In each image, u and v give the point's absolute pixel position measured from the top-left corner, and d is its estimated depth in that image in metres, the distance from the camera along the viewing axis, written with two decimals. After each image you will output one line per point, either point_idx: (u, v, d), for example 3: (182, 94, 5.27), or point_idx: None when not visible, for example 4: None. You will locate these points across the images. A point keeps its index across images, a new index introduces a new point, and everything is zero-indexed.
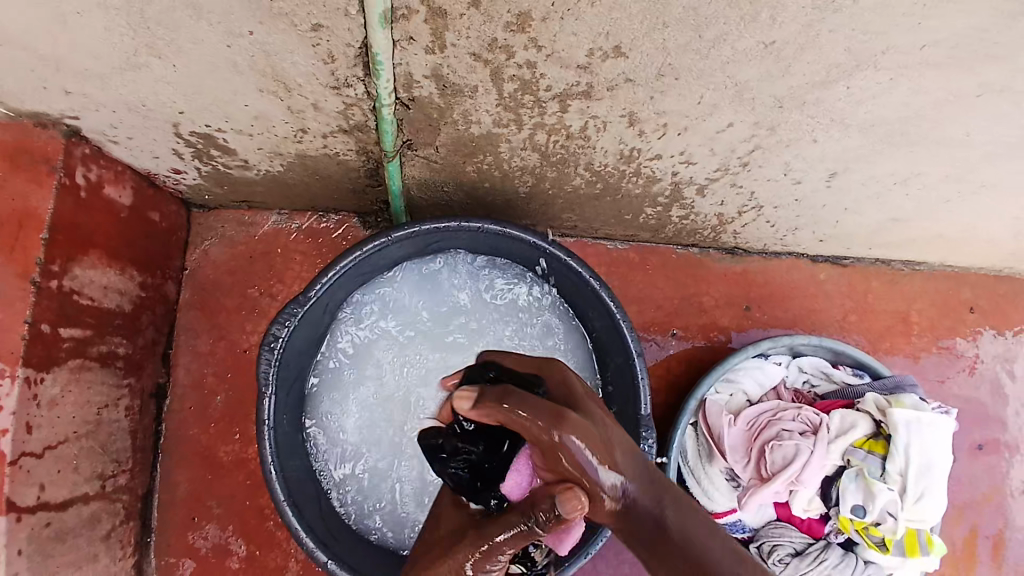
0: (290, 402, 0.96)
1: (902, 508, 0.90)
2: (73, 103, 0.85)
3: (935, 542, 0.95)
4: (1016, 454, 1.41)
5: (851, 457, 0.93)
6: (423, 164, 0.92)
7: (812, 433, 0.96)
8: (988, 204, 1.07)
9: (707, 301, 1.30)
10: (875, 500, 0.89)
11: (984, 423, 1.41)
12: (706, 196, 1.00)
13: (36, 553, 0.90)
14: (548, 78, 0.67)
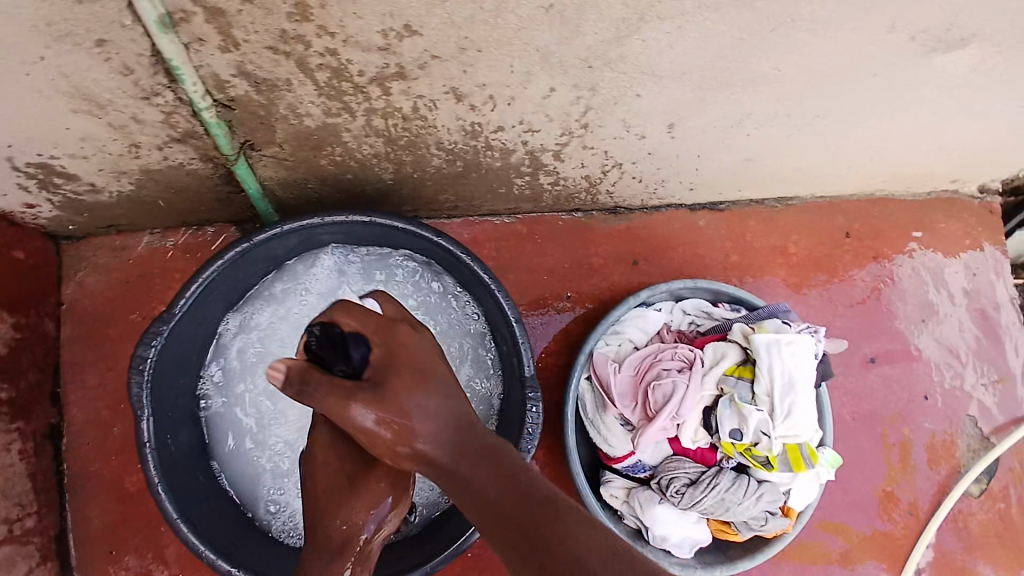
0: (174, 421, 0.96)
1: (773, 426, 0.95)
2: None
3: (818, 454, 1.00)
4: (907, 361, 1.50)
5: (724, 385, 0.99)
6: (275, 163, 0.92)
7: (688, 368, 1.02)
8: (830, 135, 1.15)
9: (597, 262, 1.35)
10: (747, 422, 0.94)
11: (872, 337, 1.49)
12: (564, 160, 1.04)
13: None
14: (356, 64, 0.68)
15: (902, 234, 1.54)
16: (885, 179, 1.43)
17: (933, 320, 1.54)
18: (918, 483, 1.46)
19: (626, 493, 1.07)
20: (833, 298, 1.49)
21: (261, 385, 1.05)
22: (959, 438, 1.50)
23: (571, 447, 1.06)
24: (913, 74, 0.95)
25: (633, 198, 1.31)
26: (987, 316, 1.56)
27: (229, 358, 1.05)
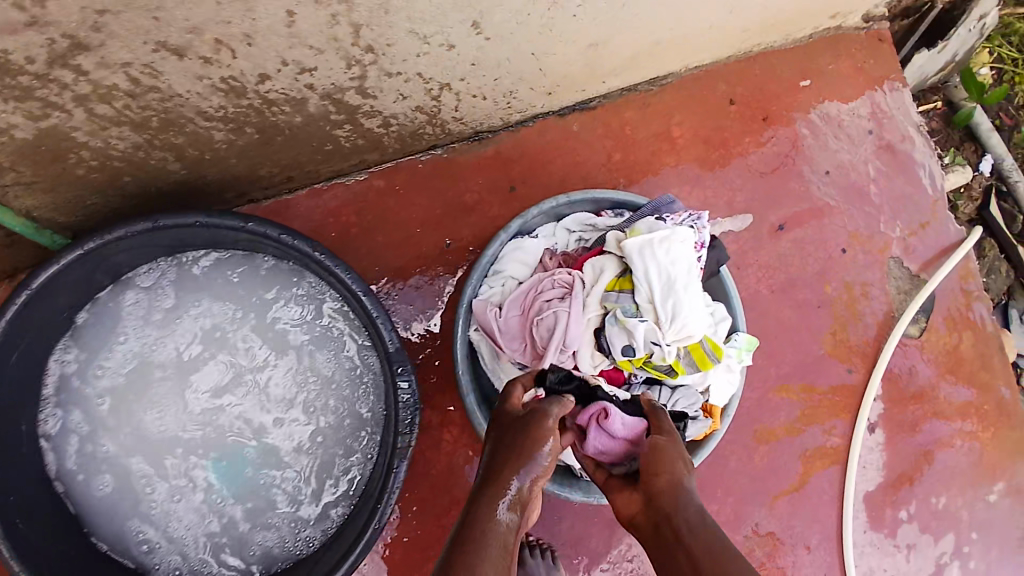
0: (17, 492, 0.89)
1: (664, 336, 0.86)
2: None
3: (722, 348, 0.92)
4: (819, 218, 1.44)
5: (607, 303, 0.90)
6: (25, 190, 0.82)
7: (569, 294, 0.93)
8: None
9: (472, 198, 1.23)
10: (635, 336, 0.85)
11: (779, 204, 1.42)
12: (375, 97, 0.90)
13: None
14: (9, 49, 0.59)
15: (790, 87, 1.44)
16: (757, 31, 1.31)
17: (840, 168, 1.46)
18: (851, 336, 1.44)
19: None
20: (733, 172, 1.40)
21: (118, 428, 0.99)
22: (887, 282, 1.47)
23: (471, 403, 1.00)
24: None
25: (489, 118, 1.17)
26: (891, 151, 1.50)
27: (76, 409, 0.98)
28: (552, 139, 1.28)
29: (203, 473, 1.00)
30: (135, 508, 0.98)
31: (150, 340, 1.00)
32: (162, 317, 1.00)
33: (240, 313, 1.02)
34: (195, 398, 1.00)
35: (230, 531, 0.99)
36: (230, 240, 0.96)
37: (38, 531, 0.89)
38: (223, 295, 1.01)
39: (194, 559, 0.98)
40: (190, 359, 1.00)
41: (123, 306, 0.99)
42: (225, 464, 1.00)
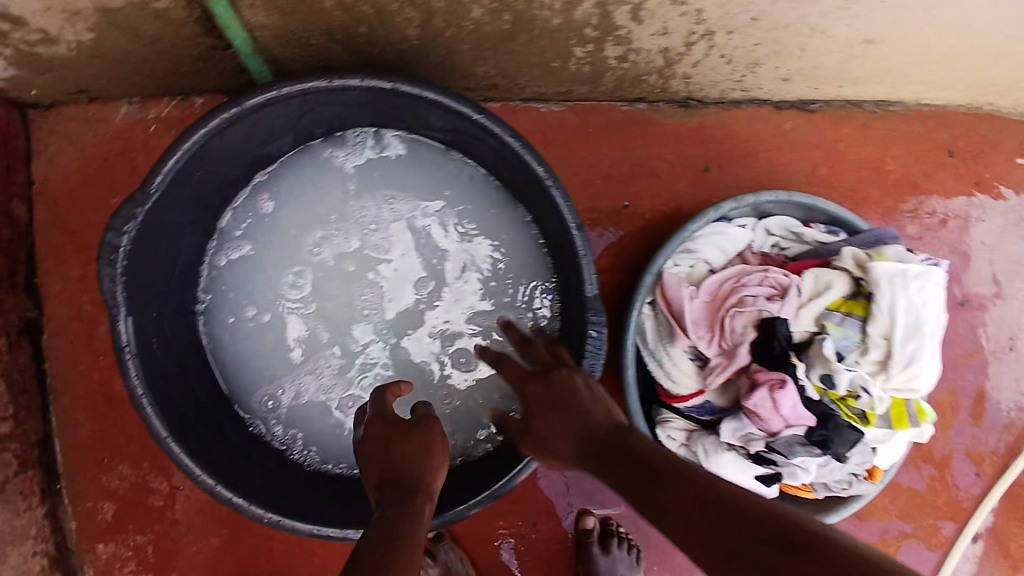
0: (165, 320, 0.83)
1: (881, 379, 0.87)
2: None
3: (925, 413, 0.92)
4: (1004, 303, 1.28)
5: (826, 322, 0.89)
6: (264, 4, 0.73)
7: (780, 296, 0.91)
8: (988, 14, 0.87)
9: (662, 166, 1.14)
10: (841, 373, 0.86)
11: (968, 277, 1.28)
12: (641, 23, 0.84)
13: None
14: None
15: None
16: (1012, 89, 1.16)
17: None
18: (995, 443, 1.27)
19: (687, 436, 1.00)
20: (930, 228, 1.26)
21: (267, 295, 0.90)
22: None
23: (630, 382, 0.94)
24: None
25: (712, 87, 1.09)
26: None
27: (230, 262, 0.90)
28: (756, 130, 1.18)
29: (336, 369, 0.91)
30: (260, 378, 0.91)
31: (333, 209, 0.90)
32: (343, 191, 0.90)
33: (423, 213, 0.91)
34: (351, 289, 0.90)
35: (349, 437, 0.90)
36: (444, 132, 0.86)
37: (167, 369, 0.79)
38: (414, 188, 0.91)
39: (322, 446, 0.91)
40: (355, 246, 0.90)
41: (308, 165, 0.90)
42: (360, 366, 0.91)
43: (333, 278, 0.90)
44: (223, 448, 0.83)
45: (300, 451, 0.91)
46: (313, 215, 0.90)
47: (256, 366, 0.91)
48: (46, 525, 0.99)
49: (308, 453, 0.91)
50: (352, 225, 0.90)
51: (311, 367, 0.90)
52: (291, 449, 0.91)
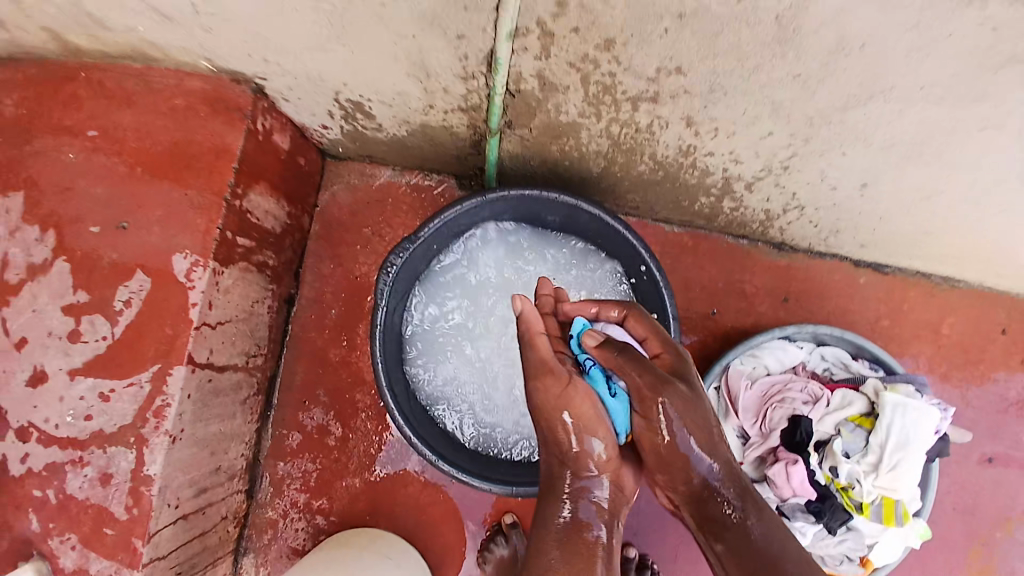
0: (394, 312, 1.24)
1: None
2: (265, 72, 1.10)
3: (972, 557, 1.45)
4: None
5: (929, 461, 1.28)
6: (518, 141, 1.16)
7: (813, 404, 1.20)
8: (1014, 228, 1.19)
9: (750, 288, 1.49)
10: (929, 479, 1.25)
11: (997, 437, 1.48)
12: (753, 190, 1.20)
13: (200, 399, 1.19)
14: (625, 85, 0.87)
15: None
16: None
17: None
18: None
19: None
20: (966, 385, 1.50)
21: (457, 326, 1.32)
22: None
23: None
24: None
25: (801, 239, 1.45)
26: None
27: (442, 291, 1.32)
28: (842, 278, 1.52)
29: (493, 389, 1.30)
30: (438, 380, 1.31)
31: (506, 266, 1.33)
32: (512, 271, 1.33)
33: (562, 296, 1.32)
34: (502, 325, 1.31)
35: (482, 410, 1.30)
36: (594, 228, 1.26)
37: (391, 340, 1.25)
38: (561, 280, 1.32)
39: (462, 416, 1.30)
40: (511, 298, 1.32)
41: (507, 243, 1.33)
42: (491, 391, 1.30)
43: (495, 313, 1.32)
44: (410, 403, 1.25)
45: (449, 415, 1.30)
46: (491, 266, 1.33)
47: (427, 361, 1.31)
48: (253, 435, 1.44)
49: (454, 418, 1.30)
50: (512, 284, 1.32)
51: (463, 368, 1.31)
52: (442, 415, 1.30)
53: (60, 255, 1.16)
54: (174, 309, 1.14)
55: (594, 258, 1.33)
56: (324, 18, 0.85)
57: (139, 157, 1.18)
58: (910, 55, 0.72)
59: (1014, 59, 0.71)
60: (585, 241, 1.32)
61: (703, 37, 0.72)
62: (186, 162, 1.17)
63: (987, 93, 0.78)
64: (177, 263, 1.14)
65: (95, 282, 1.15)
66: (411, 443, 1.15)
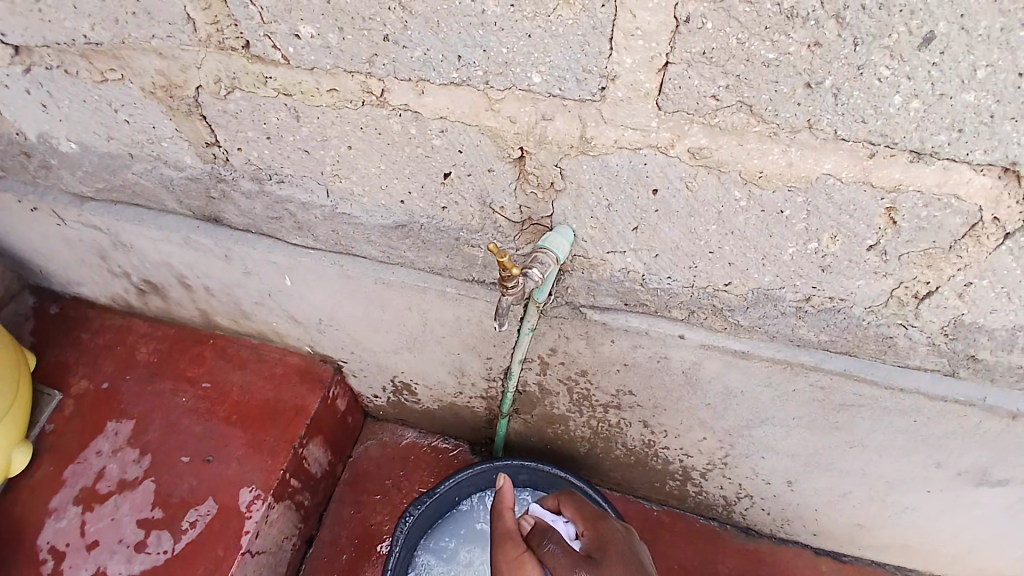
0: (404, 558, 1.45)
1: None
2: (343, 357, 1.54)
3: None
4: None
5: None
6: (522, 423, 1.54)
7: None
8: (930, 526, 1.32)
9: (722, 568, 1.58)
10: None
11: None
12: (707, 478, 1.46)
13: None
14: (596, 395, 1.26)
15: None
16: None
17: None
18: None
19: None
20: None
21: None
22: None
23: None
24: (979, 498, 1.17)
25: (763, 524, 1.57)
26: None
27: (447, 540, 1.54)
28: (804, 565, 1.57)
29: None
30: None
31: None
32: None
33: None
34: None
35: None
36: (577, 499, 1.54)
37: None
38: None
39: None
40: None
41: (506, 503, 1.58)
42: None
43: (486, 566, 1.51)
44: None
45: None
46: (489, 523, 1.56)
47: None
48: None
49: None
50: None
51: None
52: None
53: (151, 477, 1.49)
54: (229, 534, 1.40)
55: None
56: (400, 339, 1.31)
57: (235, 408, 1.57)
58: (769, 392, 1.05)
59: (844, 405, 1.02)
60: None
61: (642, 375, 1.13)
62: (269, 416, 1.55)
63: (839, 423, 1.07)
64: (244, 496, 1.45)
65: (170, 505, 1.45)
66: None
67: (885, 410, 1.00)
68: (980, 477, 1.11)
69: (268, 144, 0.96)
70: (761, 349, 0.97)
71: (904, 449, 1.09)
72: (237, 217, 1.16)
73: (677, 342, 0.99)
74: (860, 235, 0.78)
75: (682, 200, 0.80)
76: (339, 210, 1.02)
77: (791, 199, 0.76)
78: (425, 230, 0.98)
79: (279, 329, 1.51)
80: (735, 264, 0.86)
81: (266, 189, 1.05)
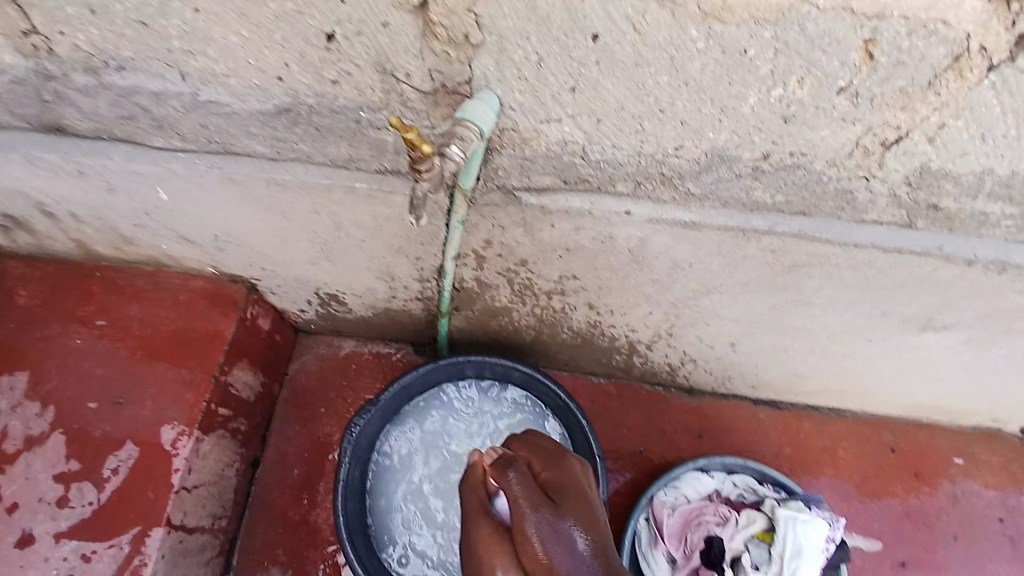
0: (356, 467, 1.41)
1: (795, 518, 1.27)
2: (258, 275, 1.36)
3: None
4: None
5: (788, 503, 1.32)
6: (463, 319, 1.46)
7: (726, 524, 1.33)
8: (863, 368, 1.38)
9: (668, 426, 1.65)
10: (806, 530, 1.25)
11: (916, 548, 1.50)
12: (652, 350, 1.47)
13: (169, 561, 1.29)
14: (539, 283, 1.18)
15: (949, 457, 1.58)
16: (930, 411, 1.56)
17: (992, 558, 1.51)
18: None
19: None
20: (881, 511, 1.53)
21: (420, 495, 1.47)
22: None
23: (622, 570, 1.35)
24: (912, 340, 1.22)
25: (704, 383, 1.63)
26: None
27: (399, 444, 1.52)
28: (742, 414, 1.66)
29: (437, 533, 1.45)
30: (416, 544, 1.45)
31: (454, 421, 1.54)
32: (458, 425, 1.54)
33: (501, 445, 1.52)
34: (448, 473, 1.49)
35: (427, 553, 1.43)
36: (526, 385, 1.52)
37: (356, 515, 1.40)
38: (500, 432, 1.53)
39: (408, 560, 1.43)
40: (456, 449, 1.51)
41: (455, 400, 1.56)
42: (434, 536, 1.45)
43: (442, 462, 1.50)
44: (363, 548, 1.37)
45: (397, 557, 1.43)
46: (440, 421, 1.54)
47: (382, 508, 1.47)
48: None
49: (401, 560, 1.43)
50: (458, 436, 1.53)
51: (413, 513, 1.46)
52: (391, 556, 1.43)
53: (60, 427, 1.32)
54: (158, 475, 1.30)
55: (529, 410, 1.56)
56: (316, 247, 1.16)
57: (141, 344, 1.40)
58: (719, 261, 1.00)
59: (794, 266, 0.99)
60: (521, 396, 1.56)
61: (586, 258, 1.05)
62: (178, 347, 1.40)
63: (786, 284, 1.05)
64: (166, 434, 1.33)
65: (87, 453, 1.30)
66: None
67: (835, 267, 0.98)
68: (925, 323, 1.14)
69: (84, 13, 0.72)
70: (712, 217, 0.90)
71: (848, 301, 1.09)
72: (76, 120, 0.92)
73: (623, 220, 0.90)
74: (830, 76, 0.68)
75: (627, 47, 0.66)
76: (203, 99, 0.81)
77: (755, 36, 0.64)
78: (317, 113, 0.80)
79: (172, 252, 1.31)
80: (688, 123, 0.75)
81: (100, 79, 0.81)
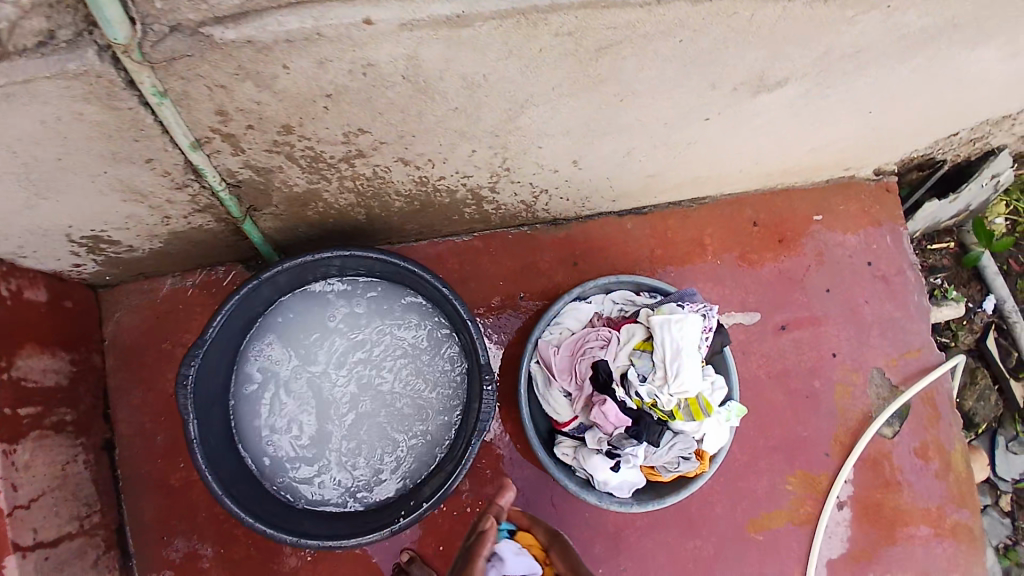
0: (209, 419, 1.22)
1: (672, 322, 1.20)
2: None
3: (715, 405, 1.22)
4: (823, 327, 1.57)
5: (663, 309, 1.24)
6: (272, 218, 1.21)
7: (609, 343, 1.28)
8: (711, 150, 1.30)
9: (542, 264, 1.56)
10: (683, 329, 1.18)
11: (791, 306, 1.57)
12: (499, 192, 1.31)
13: None
14: (326, 151, 0.94)
15: (810, 216, 1.60)
16: (784, 176, 1.53)
17: (860, 295, 1.59)
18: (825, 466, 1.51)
19: (573, 450, 1.32)
20: (754, 283, 1.57)
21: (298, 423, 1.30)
22: (867, 385, 1.56)
23: (525, 421, 1.32)
24: (749, 107, 1.12)
25: (566, 210, 1.52)
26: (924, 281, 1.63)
27: (255, 375, 1.32)
28: (611, 231, 1.58)
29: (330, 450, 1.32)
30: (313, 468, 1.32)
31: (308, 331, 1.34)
32: (315, 332, 1.34)
33: (369, 339, 1.35)
34: (321, 387, 1.32)
35: (326, 473, 1.31)
36: (374, 269, 1.31)
37: (231, 471, 1.23)
38: (364, 326, 1.35)
39: (309, 486, 1.30)
40: (321, 359, 1.33)
41: (302, 308, 1.34)
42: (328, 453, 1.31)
43: (309, 378, 1.32)
44: (250, 495, 1.23)
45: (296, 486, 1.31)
46: (294, 336, 1.33)
47: (260, 446, 1.31)
48: None
49: (301, 488, 1.31)
50: (318, 345, 1.34)
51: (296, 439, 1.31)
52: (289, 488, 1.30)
53: None
54: None
55: (389, 293, 1.37)
56: (6, 176, 0.86)
57: None
58: (513, 65, 0.80)
59: (600, 49, 0.81)
60: (375, 281, 1.36)
61: (358, 103, 0.82)
62: None
63: (601, 75, 0.88)
64: None
65: None
66: (256, 531, 1.14)
67: (644, 38, 0.81)
68: (759, 82, 1.02)
69: None
70: (477, 4, 0.69)
71: (672, 79, 0.95)
72: None
73: (364, 33, 0.69)
74: None
75: None
76: None
77: None
78: None
79: None
80: None
81: None
